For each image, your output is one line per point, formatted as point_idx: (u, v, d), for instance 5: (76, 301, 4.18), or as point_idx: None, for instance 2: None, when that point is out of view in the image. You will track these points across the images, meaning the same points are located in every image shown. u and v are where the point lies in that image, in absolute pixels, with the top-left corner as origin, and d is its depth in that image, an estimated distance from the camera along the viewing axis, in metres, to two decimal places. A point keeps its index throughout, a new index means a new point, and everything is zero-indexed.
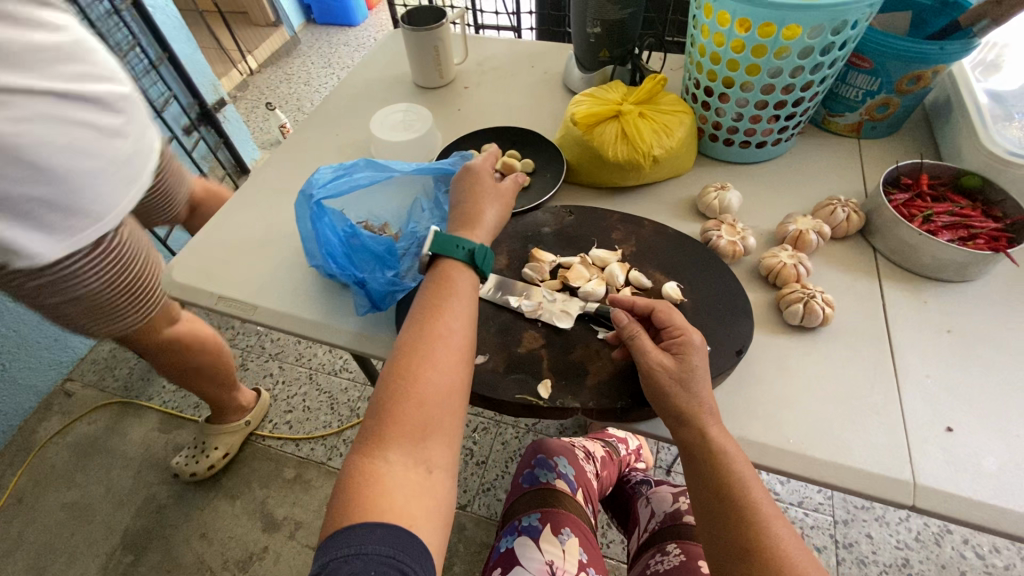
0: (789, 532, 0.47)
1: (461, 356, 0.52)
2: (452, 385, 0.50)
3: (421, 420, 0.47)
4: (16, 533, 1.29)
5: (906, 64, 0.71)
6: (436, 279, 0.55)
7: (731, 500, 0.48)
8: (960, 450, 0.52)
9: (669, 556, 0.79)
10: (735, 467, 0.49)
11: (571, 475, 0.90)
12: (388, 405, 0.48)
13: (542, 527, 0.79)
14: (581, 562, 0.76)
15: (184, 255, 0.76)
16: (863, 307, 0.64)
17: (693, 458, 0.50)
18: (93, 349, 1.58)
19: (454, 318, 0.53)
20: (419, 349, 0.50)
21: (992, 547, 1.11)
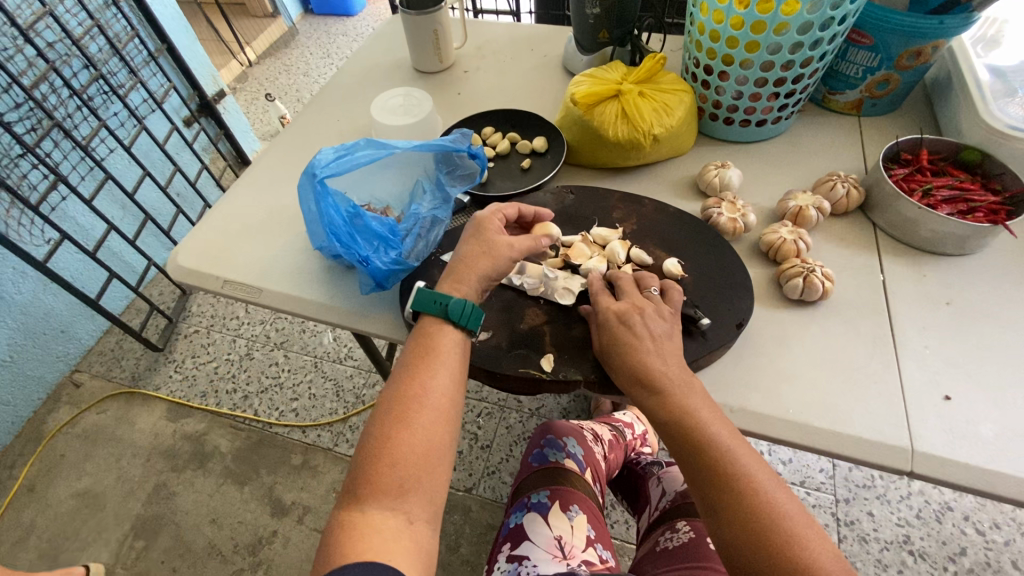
0: (766, 482, 0.47)
1: (441, 413, 0.51)
2: (433, 443, 0.50)
3: (397, 477, 0.47)
4: (28, 522, 1.31)
5: (906, 38, 0.72)
6: (417, 339, 0.56)
7: (700, 457, 0.48)
8: (958, 417, 0.53)
9: (678, 534, 0.80)
10: (699, 424, 0.49)
11: (580, 455, 0.91)
12: (365, 464, 0.48)
13: (551, 503, 0.81)
14: (589, 538, 0.77)
15: (189, 241, 0.76)
16: (862, 281, 0.64)
17: (659, 421, 0.51)
18: (99, 340, 1.60)
19: (435, 377, 0.53)
20: (396, 408, 0.50)
21: (992, 524, 1.12)
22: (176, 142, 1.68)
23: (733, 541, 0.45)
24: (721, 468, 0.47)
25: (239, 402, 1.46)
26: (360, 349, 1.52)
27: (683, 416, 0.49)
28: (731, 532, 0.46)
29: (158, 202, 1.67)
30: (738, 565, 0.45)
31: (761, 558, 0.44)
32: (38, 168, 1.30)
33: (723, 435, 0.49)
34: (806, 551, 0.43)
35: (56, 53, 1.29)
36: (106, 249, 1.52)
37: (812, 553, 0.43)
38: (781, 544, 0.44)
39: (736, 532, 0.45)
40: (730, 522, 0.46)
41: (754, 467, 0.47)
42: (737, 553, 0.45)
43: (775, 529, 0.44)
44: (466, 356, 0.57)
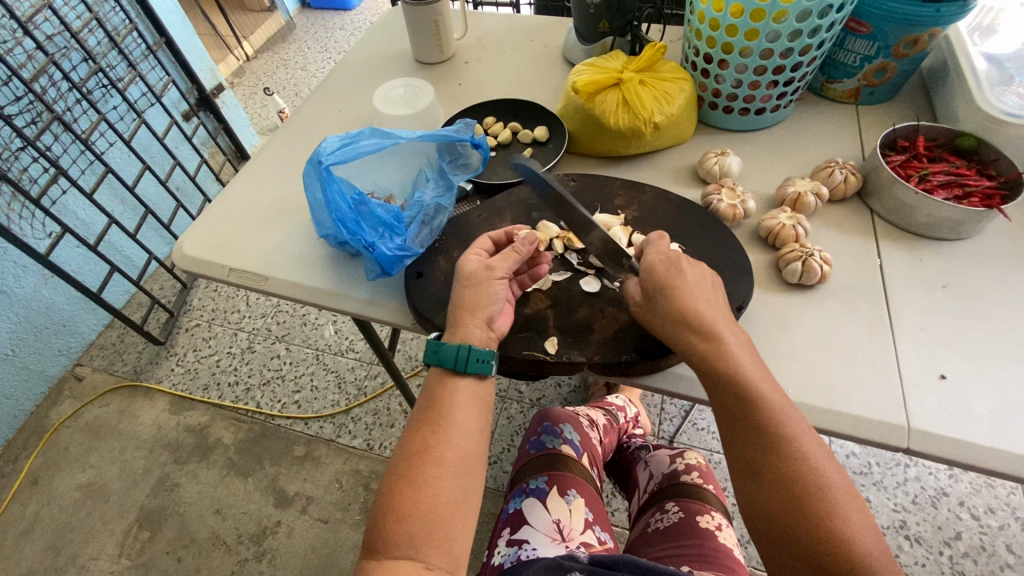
0: (811, 450, 0.48)
1: (454, 466, 0.52)
2: (445, 497, 0.51)
3: (409, 533, 0.49)
4: (33, 515, 1.32)
5: (904, 27, 0.72)
6: (428, 392, 0.56)
7: (746, 419, 0.50)
8: (953, 395, 0.54)
9: (668, 515, 0.82)
10: (748, 389, 0.50)
11: (576, 441, 0.92)
12: (388, 513, 0.50)
13: (548, 488, 0.82)
14: (587, 520, 0.78)
15: (195, 230, 0.77)
16: (859, 265, 0.65)
17: (705, 380, 0.52)
18: (101, 334, 1.60)
19: (454, 426, 0.54)
20: (417, 460, 0.52)
21: (987, 509, 1.13)
22: (176, 136, 1.68)
23: (771, 500, 0.48)
24: (768, 431, 0.49)
25: (241, 394, 1.47)
26: (362, 342, 1.53)
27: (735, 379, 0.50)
28: (768, 491, 0.48)
29: (158, 196, 1.67)
30: (772, 522, 0.48)
31: (798, 519, 0.46)
32: (38, 162, 1.30)
33: (770, 399, 0.50)
34: (844, 520, 0.46)
35: (55, 46, 1.29)
36: (107, 243, 1.52)
37: (848, 521, 0.46)
38: (819, 509, 0.46)
39: (773, 491, 0.48)
40: (768, 482, 0.48)
41: (800, 433, 0.49)
42: (772, 511, 0.48)
43: (814, 495, 0.46)
44: (483, 404, 0.57)
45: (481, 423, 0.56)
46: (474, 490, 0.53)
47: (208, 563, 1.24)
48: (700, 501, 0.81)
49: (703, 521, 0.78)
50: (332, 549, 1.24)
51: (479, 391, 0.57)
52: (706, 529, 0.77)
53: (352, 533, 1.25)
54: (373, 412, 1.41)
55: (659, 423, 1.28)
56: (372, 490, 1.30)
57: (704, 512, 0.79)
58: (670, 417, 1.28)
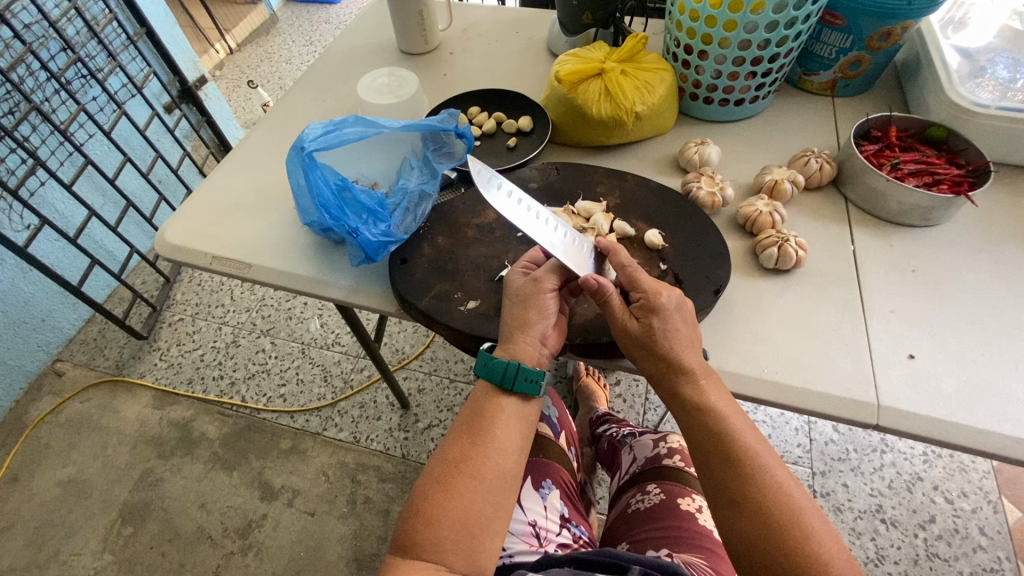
0: (787, 480, 0.50)
1: (489, 482, 0.53)
2: (478, 510, 0.52)
3: (437, 540, 0.50)
4: (13, 511, 1.30)
5: (877, 19, 0.74)
6: (474, 404, 0.58)
7: (718, 450, 0.51)
8: (922, 374, 0.56)
9: (649, 496, 0.83)
10: (718, 421, 0.52)
11: (553, 418, 0.91)
12: (416, 519, 0.51)
13: (523, 482, 0.81)
14: (562, 517, 0.79)
15: (176, 219, 0.77)
16: (833, 249, 0.67)
17: (678, 416, 0.54)
18: (82, 329, 1.58)
19: (491, 443, 0.54)
20: (449, 472, 0.53)
21: (960, 493, 1.17)
22: (157, 129, 1.66)
23: (748, 534, 0.49)
24: (741, 462, 0.50)
25: (226, 388, 1.46)
26: (348, 335, 1.53)
27: (705, 412, 0.52)
28: (745, 524, 0.49)
29: (140, 188, 1.65)
30: (750, 557, 0.48)
31: (776, 552, 0.47)
32: (15, 152, 1.28)
33: (742, 430, 0.52)
34: (822, 550, 0.47)
35: (33, 34, 1.27)
36: (87, 236, 1.50)
37: (826, 551, 0.47)
38: (795, 540, 0.47)
39: (751, 525, 0.49)
40: (745, 515, 0.49)
41: (774, 463, 0.51)
42: (751, 546, 0.48)
43: (790, 526, 0.47)
44: (524, 423, 0.57)
45: (521, 442, 0.56)
46: (507, 506, 0.54)
47: (193, 557, 1.23)
48: (681, 484, 0.83)
49: (684, 503, 0.80)
50: (319, 541, 1.24)
51: (521, 409, 0.57)
52: (688, 511, 0.79)
53: (340, 525, 1.26)
54: (359, 405, 1.41)
55: (643, 413, 1.30)
56: (359, 482, 1.30)
57: (685, 494, 0.81)
58: (654, 407, 1.30)
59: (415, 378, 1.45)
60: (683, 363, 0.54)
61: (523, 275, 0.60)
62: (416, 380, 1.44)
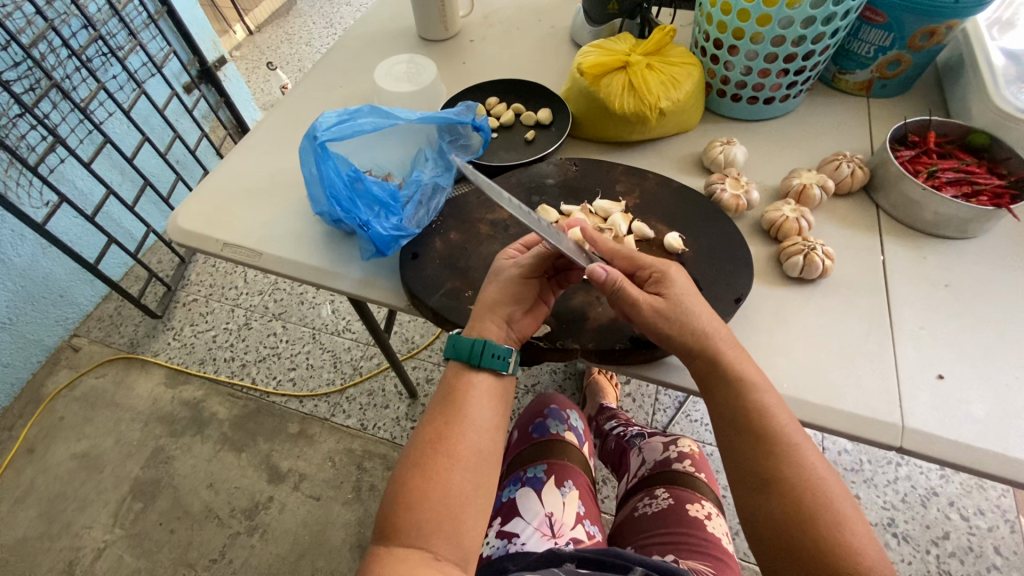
0: (819, 462, 0.49)
1: (466, 459, 0.51)
2: (457, 489, 0.50)
3: (417, 521, 0.48)
4: (28, 482, 1.33)
5: (921, 17, 0.70)
6: (446, 384, 0.56)
7: (752, 431, 0.50)
8: (951, 395, 0.54)
9: (656, 500, 0.82)
10: (755, 400, 0.50)
11: (580, 429, 0.92)
12: (396, 505, 0.49)
13: (546, 478, 0.82)
14: (579, 514, 0.79)
15: (189, 203, 0.76)
16: (862, 259, 0.64)
17: (710, 393, 0.52)
18: (99, 305, 1.60)
19: (466, 421, 0.53)
20: (426, 456, 0.51)
21: (977, 510, 1.13)
22: (176, 109, 1.67)
23: (776, 512, 0.48)
24: (775, 443, 0.49)
25: (238, 370, 1.47)
26: (358, 322, 1.53)
27: (744, 390, 0.50)
28: (772, 502, 0.48)
29: (158, 168, 1.65)
30: (777, 537, 0.48)
31: (805, 534, 0.47)
32: (36, 129, 1.28)
33: (777, 412, 0.50)
34: (851, 534, 0.46)
35: (54, 11, 1.27)
36: (104, 215, 1.52)
37: (856, 537, 0.46)
38: (827, 525, 0.46)
39: (781, 504, 0.48)
40: (775, 496, 0.48)
41: (807, 445, 0.49)
42: (777, 525, 0.48)
43: (822, 509, 0.47)
44: (499, 400, 0.56)
45: (496, 420, 0.54)
46: (486, 487, 0.52)
47: (201, 535, 1.25)
48: (690, 490, 0.81)
49: (692, 510, 0.78)
50: (323, 525, 1.25)
51: (496, 386, 0.56)
52: (695, 518, 0.77)
53: (344, 511, 1.26)
54: (368, 392, 1.41)
55: (653, 413, 1.28)
56: (365, 469, 1.31)
57: (693, 500, 0.80)
58: (665, 408, 1.28)
59: (424, 368, 1.44)
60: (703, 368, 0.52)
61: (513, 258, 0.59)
62: (425, 370, 1.44)
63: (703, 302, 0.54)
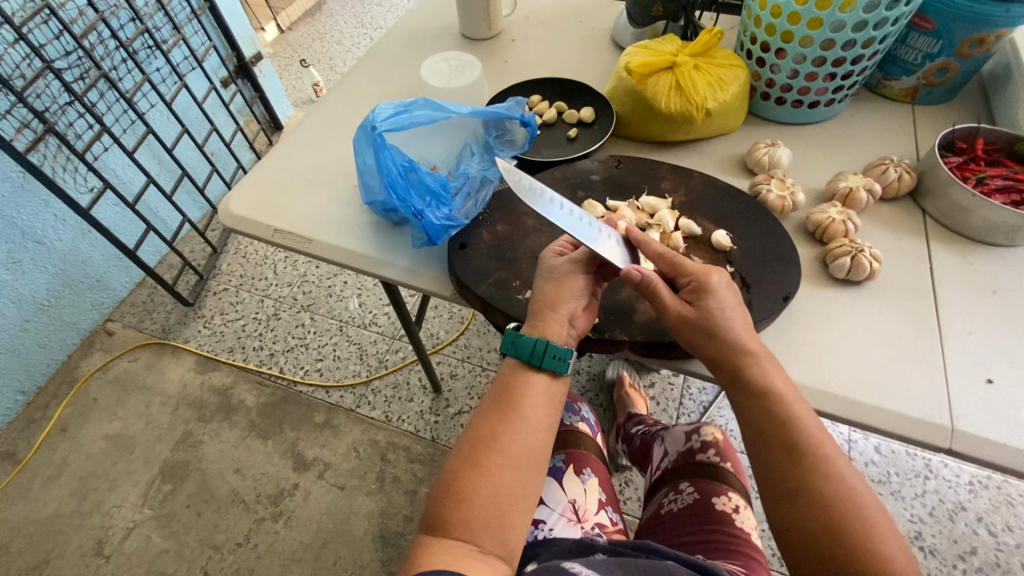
0: (848, 472, 0.49)
1: (516, 459, 0.52)
2: (507, 487, 0.51)
3: (467, 517, 0.49)
4: (61, 460, 1.37)
5: (970, 25, 0.70)
6: (501, 382, 0.57)
7: (778, 439, 0.51)
8: (1000, 400, 0.54)
9: (682, 494, 0.82)
10: (783, 410, 0.51)
11: (592, 420, 0.96)
12: (445, 499, 0.50)
13: (566, 467, 0.84)
14: (600, 501, 0.81)
15: (241, 190, 0.78)
16: (908, 263, 0.65)
17: (738, 402, 0.53)
18: (132, 292, 1.64)
19: (520, 422, 0.54)
20: (477, 453, 0.52)
21: (1005, 526, 1.12)
22: (214, 102, 1.71)
23: (805, 522, 0.48)
24: (802, 454, 0.50)
25: (266, 359, 1.50)
26: (385, 316, 1.55)
27: (768, 399, 0.52)
28: (801, 513, 0.48)
29: (194, 160, 1.70)
30: (807, 547, 0.48)
31: (834, 543, 0.46)
32: (84, 117, 1.32)
33: (805, 421, 0.51)
34: (882, 544, 0.46)
35: (106, 4, 1.31)
36: (143, 203, 1.56)
37: (888, 546, 0.46)
38: (857, 534, 0.46)
39: (810, 513, 0.48)
40: (803, 505, 0.48)
41: (836, 455, 0.50)
42: (807, 535, 0.48)
43: (851, 519, 0.47)
44: (552, 402, 0.56)
45: (548, 421, 0.55)
46: (533, 486, 0.53)
47: (227, 519, 1.27)
48: (716, 482, 0.81)
49: (720, 505, 0.78)
50: (347, 514, 1.27)
51: (551, 388, 0.57)
52: (724, 513, 0.77)
53: (367, 501, 1.28)
54: (393, 385, 1.43)
55: (677, 416, 1.28)
56: (389, 461, 1.33)
57: (721, 494, 0.80)
58: (688, 411, 1.28)
59: (448, 363, 1.46)
60: (732, 372, 0.53)
61: (558, 255, 0.60)
62: (450, 365, 1.45)
63: (739, 314, 0.55)
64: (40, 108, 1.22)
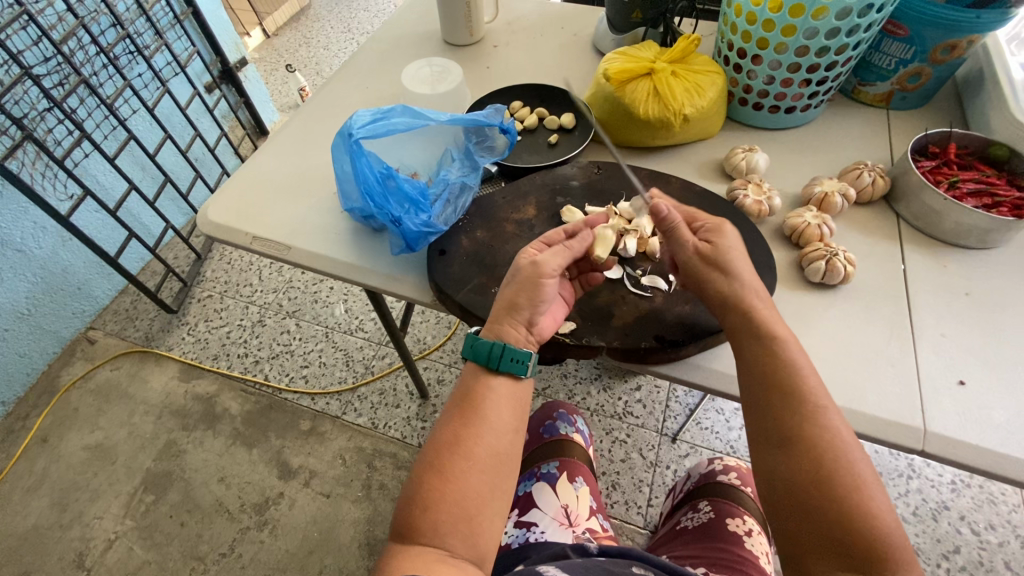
0: (842, 426, 0.49)
1: (482, 461, 0.52)
2: (474, 491, 0.50)
3: (435, 523, 0.49)
4: (41, 471, 1.34)
5: (942, 31, 0.71)
6: (462, 386, 0.56)
7: (777, 386, 0.50)
8: (972, 402, 0.54)
9: (700, 513, 0.89)
10: (785, 358, 0.51)
11: (586, 432, 0.98)
12: (412, 505, 0.50)
13: (558, 474, 0.87)
14: (591, 508, 0.84)
15: (219, 197, 0.78)
16: (882, 266, 0.65)
17: (741, 346, 0.53)
18: (115, 299, 1.62)
19: (483, 425, 0.53)
20: (441, 458, 0.51)
21: (988, 525, 1.13)
22: (197, 107, 1.70)
23: (794, 471, 0.48)
24: (800, 402, 0.49)
25: (251, 366, 1.49)
26: (372, 321, 1.54)
27: (771, 347, 0.51)
28: (791, 461, 0.48)
29: (178, 165, 1.68)
30: (792, 496, 0.48)
31: (820, 493, 0.46)
32: (63, 123, 1.31)
33: (806, 372, 0.50)
34: (867, 498, 0.46)
35: (86, 9, 1.29)
36: (125, 209, 1.54)
37: (873, 501, 0.46)
38: (844, 486, 0.46)
39: (801, 464, 0.47)
40: (795, 454, 0.48)
41: (831, 408, 0.49)
42: (794, 483, 0.47)
43: (839, 471, 0.46)
44: (517, 404, 0.56)
45: (514, 423, 0.55)
46: (503, 488, 0.53)
47: (210, 529, 1.26)
48: (734, 504, 0.87)
49: (732, 525, 0.84)
50: (333, 523, 1.25)
51: (515, 390, 0.56)
52: (734, 533, 0.83)
53: (353, 509, 1.27)
54: (379, 391, 1.42)
55: (664, 419, 1.29)
56: (375, 468, 1.32)
57: (736, 515, 0.86)
58: (675, 415, 1.29)
59: (436, 368, 1.45)
60: (741, 314, 0.53)
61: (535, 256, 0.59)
62: (437, 371, 1.45)
63: (750, 267, 0.56)
64: (17, 114, 1.21)
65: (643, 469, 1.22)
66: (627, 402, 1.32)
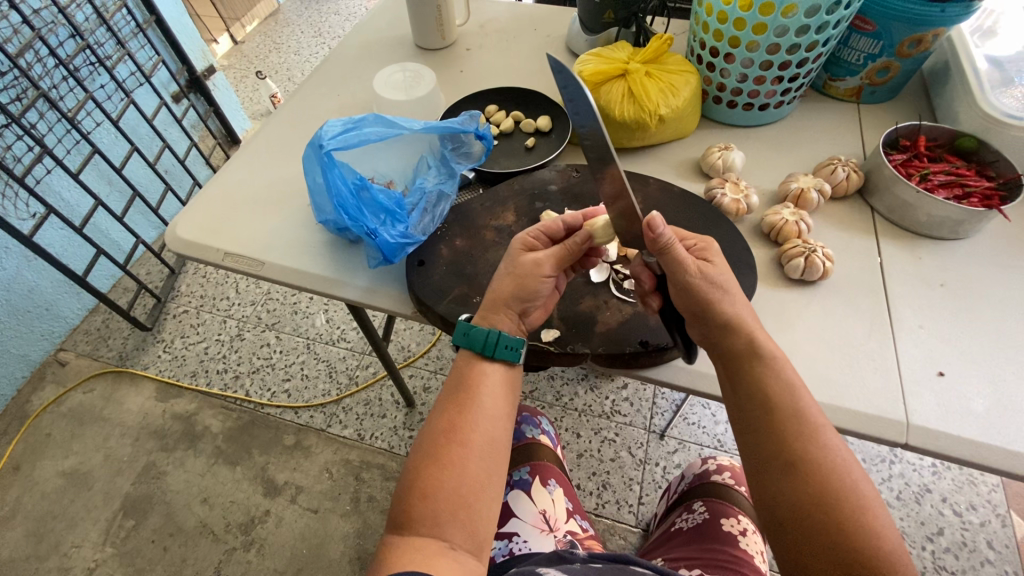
0: (842, 444, 0.48)
1: (478, 448, 0.50)
2: (471, 477, 0.49)
3: (433, 514, 0.47)
4: (14, 501, 1.29)
5: (908, 26, 0.72)
6: (455, 373, 0.55)
7: (776, 410, 0.49)
8: (951, 392, 0.55)
9: (695, 514, 0.89)
10: (780, 380, 0.50)
11: (553, 432, 0.97)
12: (410, 497, 0.48)
13: (531, 479, 0.86)
14: (568, 510, 0.84)
15: (188, 213, 0.75)
16: (859, 261, 0.66)
17: (737, 372, 0.51)
18: (86, 319, 1.57)
19: (476, 413, 0.52)
20: (437, 449, 0.50)
21: (969, 505, 1.15)
22: (164, 118, 1.65)
23: (799, 496, 0.46)
24: (799, 425, 0.48)
25: (230, 382, 1.45)
26: (353, 331, 1.52)
27: (764, 373, 0.50)
28: (796, 486, 0.47)
29: (146, 179, 1.63)
30: (796, 519, 0.46)
31: (828, 517, 0.45)
32: (22, 139, 1.26)
33: (802, 393, 0.50)
34: (873, 518, 0.45)
35: (42, 20, 1.24)
36: (92, 226, 1.49)
37: (879, 521, 0.45)
38: (851, 508, 0.45)
39: (806, 488, 0.46)
40: (799, 478, 0.47)
41: (830, 430, 0.49)
42: (800, 507, 0.46)
43: (842, 492, 0.46)
44: (508, 389, 0.55)
45: (508, 409, 0.54)
46: (500, 475, 0.51)
47: (195, 552, 1.22)
48: (728, 504, 0.88)
49: (725, 525, 0.85)
50: (322, 538, 1.23)
51: (507, 376, 0.55)
52: (728, 533, 0.83)
53: (342, 523, 1.25)
54: (365, 402, 1.40)
55: (651, 416, 1.29)
56: (363, 480, 1.30)
57: (730, 515, 0.86)
58: (662, 411, 1.29)
59: (421, 376, 1.44)
60: (743, 340, 0.51)
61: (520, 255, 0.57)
62: (422, 378, 1.43)
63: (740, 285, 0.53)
64: None
65: (632, 467, 1.22)
66: (614, 401, 1.31)
